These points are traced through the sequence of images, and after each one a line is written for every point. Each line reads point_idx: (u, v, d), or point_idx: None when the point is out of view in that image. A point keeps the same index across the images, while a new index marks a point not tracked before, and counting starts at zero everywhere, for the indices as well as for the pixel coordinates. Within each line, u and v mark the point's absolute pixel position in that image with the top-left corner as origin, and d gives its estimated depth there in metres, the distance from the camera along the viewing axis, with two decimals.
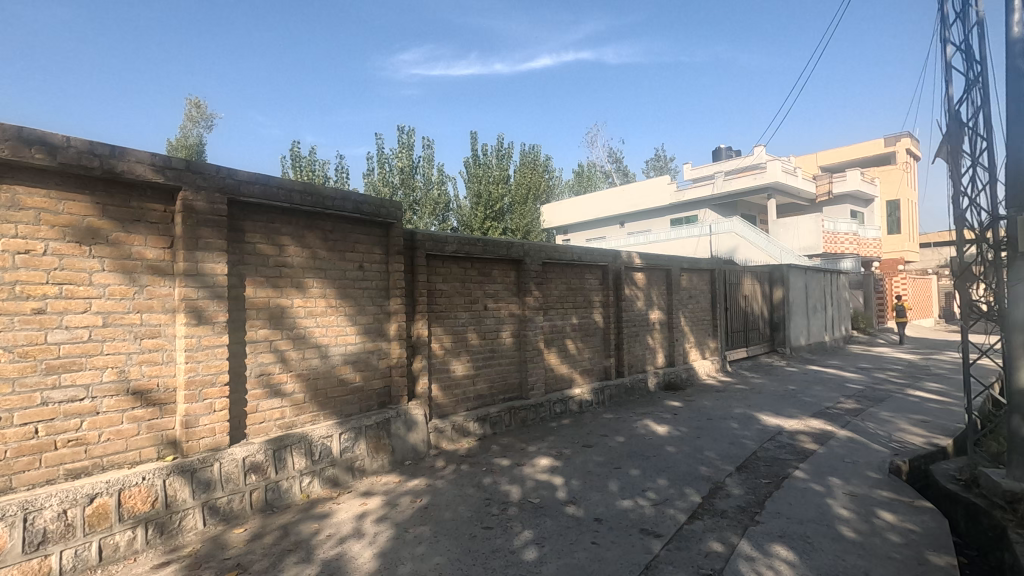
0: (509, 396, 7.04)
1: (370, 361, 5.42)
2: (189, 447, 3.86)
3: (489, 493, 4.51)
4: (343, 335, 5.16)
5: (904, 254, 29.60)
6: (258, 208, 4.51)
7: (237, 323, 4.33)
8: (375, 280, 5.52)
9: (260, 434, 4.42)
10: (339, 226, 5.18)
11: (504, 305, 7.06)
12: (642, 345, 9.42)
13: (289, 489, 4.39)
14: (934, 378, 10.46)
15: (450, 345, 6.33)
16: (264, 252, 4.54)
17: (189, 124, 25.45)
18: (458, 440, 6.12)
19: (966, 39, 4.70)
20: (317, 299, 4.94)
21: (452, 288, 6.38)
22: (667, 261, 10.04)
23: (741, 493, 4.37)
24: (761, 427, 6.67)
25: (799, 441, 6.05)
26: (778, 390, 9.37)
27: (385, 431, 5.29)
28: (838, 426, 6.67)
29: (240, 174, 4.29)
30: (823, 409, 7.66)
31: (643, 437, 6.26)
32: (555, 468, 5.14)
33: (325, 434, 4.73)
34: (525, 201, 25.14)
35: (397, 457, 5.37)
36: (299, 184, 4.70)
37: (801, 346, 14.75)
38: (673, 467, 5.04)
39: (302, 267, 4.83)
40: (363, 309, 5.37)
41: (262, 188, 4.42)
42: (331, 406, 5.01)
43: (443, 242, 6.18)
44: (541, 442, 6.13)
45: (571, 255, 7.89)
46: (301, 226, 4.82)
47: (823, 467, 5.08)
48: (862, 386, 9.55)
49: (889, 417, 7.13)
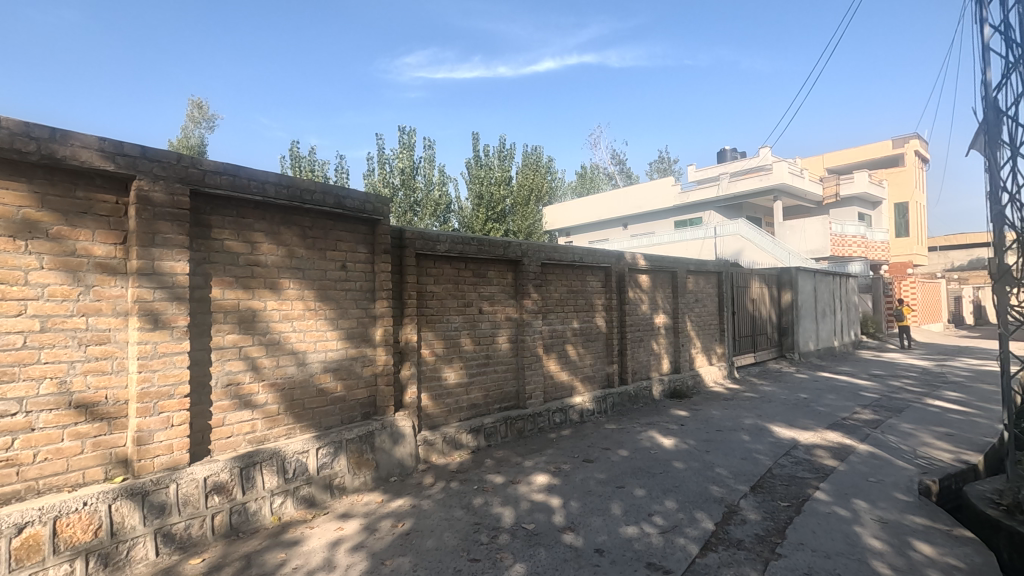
0: (505, 405, 6.62)
1: (353, 369, 5.01)
2: (141, 467, 3.45)
3: (478, 517, 4.08)
4: (323, 340, 4.75)
5: (913, 257, 28.80)
6: (227, 202, 4.11)
7: (201, 328, 3.92)
8: (359, 281, 5.12)
9: (226, 451, 4.01)
10: (319, 222, 4.77)
11: (500, 308, 6.63)
12: (647, 350, 9.00)
13: (258, 511, 3.98)
14: (952, 387, 9.97)
15: (442, 351, 5.92)
16: (233, 249, 4.14)
17: (188, 124, 25.15)
18: (449, 453, 5.69)
19: (1007, 17, 4.26)
20: (294, 301, 4.53)
21: (444, 290, 5.97)
22: (673, 263, 9.61)
23: (758, 519, 3.93)
24: (774, 440, 6.23)
25: (817, 456, 5.60)
26: (789, 399, 8.91)
27: (368, 445, 4.88)
28: (858, 440, 6.21)
29: (205, 163, 3.89)
30: (839, 420, 7.21)
31: (649, 451, 5.81)
32: (552, 487, 4.71)
33: (300, 449, 4.32)
34: (527, 202, 24.74)
35: (382, 473, 4.95)
36: (274, 176, 4.30)
37: (809, 352, 14.26)
38: (682, 487, 4.60)
39: (278, 267, 4.42)
40: (345, 313, 4.96)
41: (230, 179, 4.02)
42: (309, 418, 4.60)
43: (435, 241, 5.76)
44: (539, 456, 5.71)
45: (572, 255, 7.46)
46: (276, 221, 4.42)
47: (847, 488, 4.63)
48: (878, 395, 9.08)
49: (912, 430, 6.66)
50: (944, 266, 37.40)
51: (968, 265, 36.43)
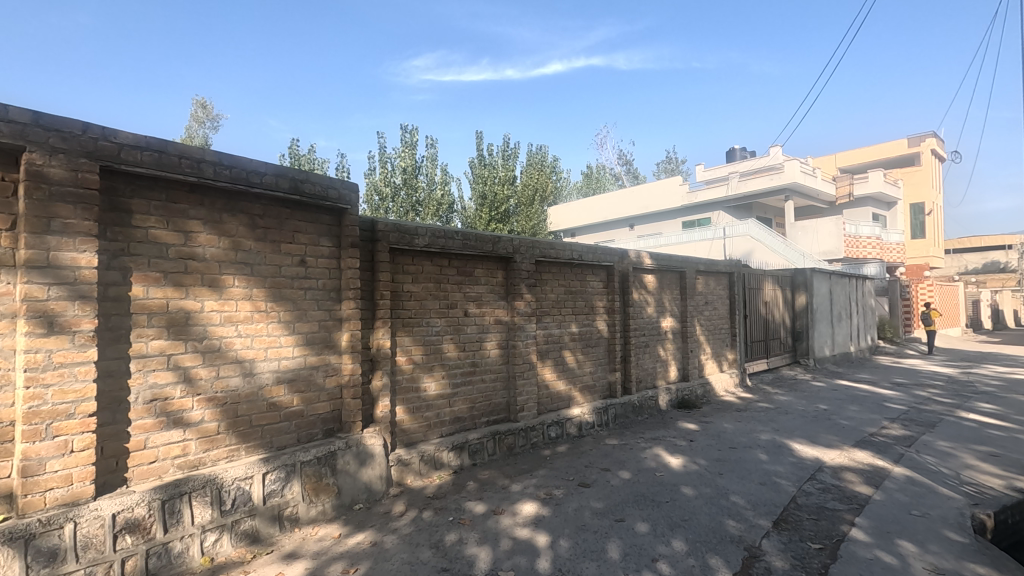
0: (494, 418, 5.95)
1: (313, 380, 4.36)
2: (27, 505, 2.82)
3: (448, 560, 3.42)
4: (276, 348, 4.11)
5: (929, 259, 27.88)
6: (155, 182, 3.48)
7: (116, 332, 3.29)
8: (323, 280, 4.47)
9: (148, 479, 3.37)
10: (273, 210, 4.13)
11: (489, 310, 5.97)
12: (653, 357, 8.32)
13: (184, 553, 3.34)
14: (984, 397, 9.20)
15: (420, 359, 5.26)
16: (161, 239, 3.50)
17: (193, 123, 24.70)
18: (427, 475, 5.03)
19: None
20: (239, 302, 3.89)
21: (423, 290, 5.31)
22: (682, 262, 8.91)
23: (786, 567, 3.24)
24: (796, 460, 5.52)
25: (847, 481, 4.90)
26: (808, 410, 8.17)
27: (329, 468, 4.23)
28: (891, 461, 5.49)
29: (121, 135, 3.27)
30: (867, 437, 6.48)
31: (654, 473, 5.11)
32: (540, 519, 4.03)
33: (242, 476, 3.68)
34: (531, 202, 24.11)
35: (344, 500, 4.30)
36: (211, 153, 3.66)
37: (825, 357, 13.53)
38: (693, 521, 3.91)
39: (219, 261, 3.78)
40: (304, 315, 4.32)
41: (155, 156, 3.40)
42: (256, 438, 3.95)
43: (413, 235, 5.10)
44: (529, 478, 5.03)
45: (570, 252, 6.78)
46: (217, 208, 3.78)
47: (887, 524, 3.93)
48: (905, 407, 8.34)
49: (950, 449, 5.93)
50: (959, 269, 36.50)
51: (984, 268, 35.52)
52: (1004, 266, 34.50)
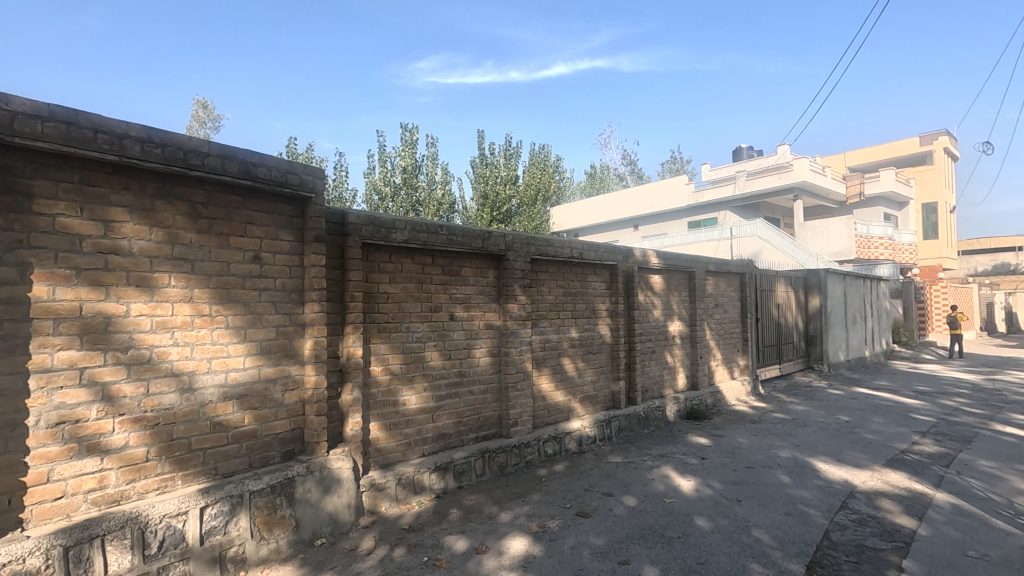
0: (484, 434, 5.34)
1: (270, 396, 3.76)
2: None
3: None
4: (222, 358, 3.52)
5: (942, 260, 27.07)
6: (65, 161, 2.91)
7: (10, 342, 2.70)
8: (282, 279, 3.87)
9: (52, 520, 2.80)
10: (219, 197, 3.53)
11: (478, 314, 5.37)
12: (660, 364, 7.70)
13: None
14: (1016, 407, 8.54)
15: (398, 368, 4.65)
16: (73, 229, 2.92)
17: (193, 123, 24.18)
18: (405, 501, 4.43)
19: None
20: (176, 304, 3.30)
21: (402, 291, 4.72)
22: (691, 262, 8.28)
23: None
24: (822, 483, 4.90)
25: (884, 511, 4.27)
26: (829, 421, 7.54)
27: (285, 497, 3.63)
28: (931, 485, 4.86)
29: (16, 102, 2.70)
30: (898, 455, 5.83)
31: (663, 499, 4.50)
32: (530, 561, 3.43)
33: (172, 512, 3.09)
34: (533, 202, 23.54)
35: (304, 535, 3.70)
36: (137, 128, 3.09)
37: (840, 362, 12.87)
38: (709, 566, 3.30)
39: (150, 256, 3.20)
40: (258, 320, 3.72)
41: (60, 128, 2.82)
42: (196, 464, 3.35)
43: (389, 229, 4.51)
44: (521, 505, 4.42)
45: (569, 251, 6.17)
46: (148, 193, 3.20)
47: (942, 569, 3.30)
48: (934, 419, 7.69)
49: (993, 470, 5.31)
50: (970, 271, 35.66)
51: (995, 270, 34.64)
52: (1015, 268, 33.71)
